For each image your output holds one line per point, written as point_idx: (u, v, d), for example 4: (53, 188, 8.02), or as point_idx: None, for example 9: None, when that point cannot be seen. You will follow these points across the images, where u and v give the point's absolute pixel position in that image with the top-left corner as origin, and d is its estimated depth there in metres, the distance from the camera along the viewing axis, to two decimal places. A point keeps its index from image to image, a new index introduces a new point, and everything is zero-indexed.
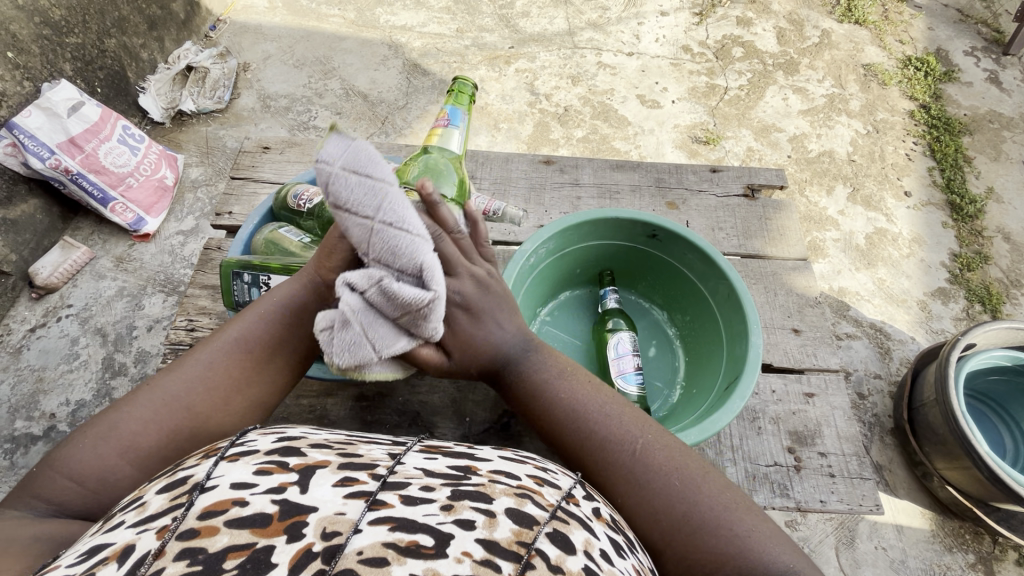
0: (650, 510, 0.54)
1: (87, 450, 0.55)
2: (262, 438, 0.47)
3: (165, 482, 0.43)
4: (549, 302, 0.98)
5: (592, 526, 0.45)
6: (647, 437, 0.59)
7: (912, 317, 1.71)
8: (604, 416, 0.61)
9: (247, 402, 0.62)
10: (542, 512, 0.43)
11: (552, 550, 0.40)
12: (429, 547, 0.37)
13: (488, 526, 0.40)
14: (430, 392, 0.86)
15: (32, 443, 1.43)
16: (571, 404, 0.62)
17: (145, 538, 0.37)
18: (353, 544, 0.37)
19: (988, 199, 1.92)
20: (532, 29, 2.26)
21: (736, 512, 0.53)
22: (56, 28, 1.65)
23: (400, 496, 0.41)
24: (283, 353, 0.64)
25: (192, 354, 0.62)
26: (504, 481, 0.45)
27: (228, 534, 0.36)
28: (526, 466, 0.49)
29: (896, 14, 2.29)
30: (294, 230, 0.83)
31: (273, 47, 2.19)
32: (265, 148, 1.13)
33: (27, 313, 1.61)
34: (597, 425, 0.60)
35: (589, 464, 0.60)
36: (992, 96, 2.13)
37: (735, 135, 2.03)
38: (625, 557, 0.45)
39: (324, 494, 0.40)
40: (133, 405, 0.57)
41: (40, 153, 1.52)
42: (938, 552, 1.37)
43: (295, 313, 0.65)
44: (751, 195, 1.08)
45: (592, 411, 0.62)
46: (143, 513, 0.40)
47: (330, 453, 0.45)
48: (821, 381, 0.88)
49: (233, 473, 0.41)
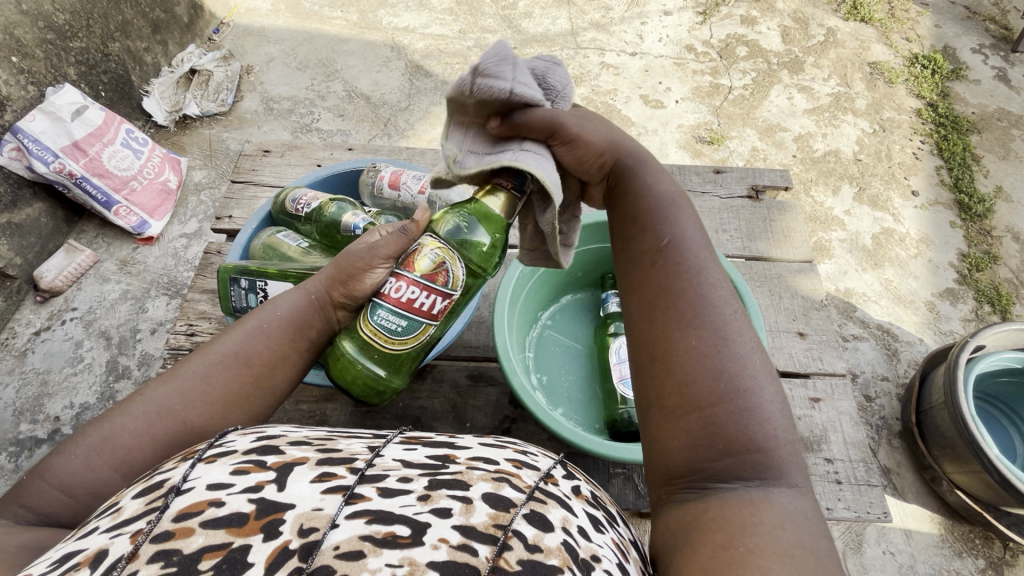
0: (709, 368, 0.47)
1: (77, 464, 0.54)
2: (241, 438, 0.46)
3: (143, 486, 0.42)
4: (551, 305, 0.97)
5: (571, 504, 0.44)
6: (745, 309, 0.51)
7: (920, 318, 1.69)
8: (712, 263, 0.54)
9: (245, 415, 0.62)
10: (519, 494, 0.42)
11: (528, 531, 0.39)
12: (406, 536, 0.37)
13: (464, 512, 0.39)
14: (429, 397, 0.85)
15: (37, 446, 1.43)
16: (680, 237, 0.56)
17: (119, 542, 0.37)
18: (329, 539, 0.36)
19: (997, 198, 1.90)
20: (535, 29, 2.25)
21: (788, 419, 0.46)
22: (61, 32, 1.66)
23: (377, 488, 0.40)
24: (282, 367, 0.65)
25: (188, 364, 0.61)
26: (481, 466, 0.44)
27: (204, 535, 0.36)
28: (505, 450, 0.48)
29: (903, 12, 2.27)
30: (292, 234, 0.83)
31: (275, 49, 2.20)
32: (265, 151, 1.12)
33: (32, 317, 1.61)
34: (703, 267, 0.53)
35: (673, 289, 0.52)
36: (1000, 94, 2.11)
37: (740, 135, 2.01)
38: (605, 531, 0.44)
39: (301, 491, 0.39)
40: (127, 417, 0.56)
41: (44, 157, 1.52)
42: (948, 556, 1.35)
43: (299, 328, 0.66)
44: (755, 197, 1.06)
45: (702, 261, 0.54)
46: (117, 518, 0.39)
47: (308, 449, 0.44)
48: (827, 386, 0.87)
49: (209, 474, 0.41)
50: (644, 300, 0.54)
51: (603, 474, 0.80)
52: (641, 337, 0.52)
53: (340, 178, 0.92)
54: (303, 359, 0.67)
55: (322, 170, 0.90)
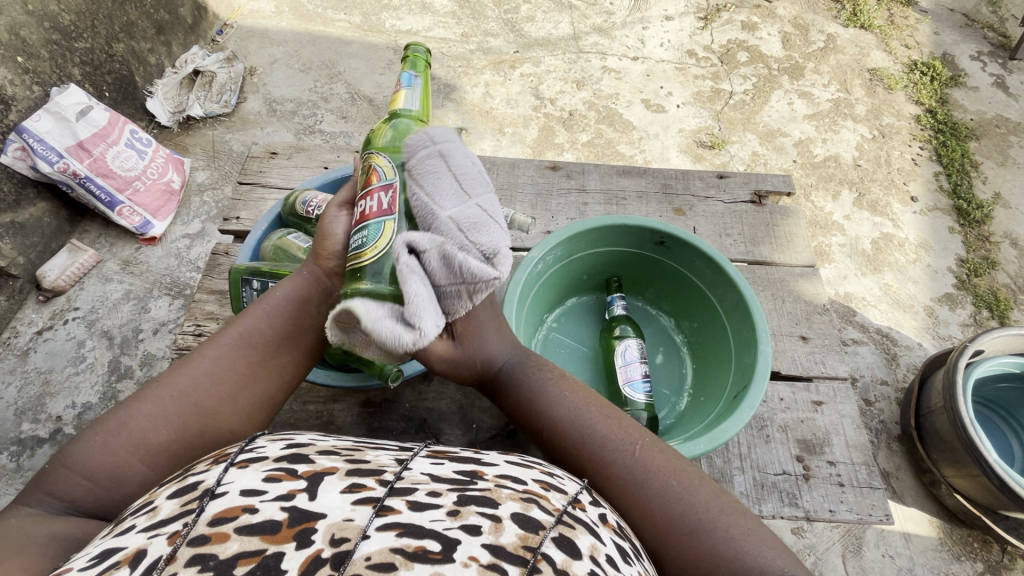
0: (646, 511, 0.55)
1: (96, 447, 0.55)
2: (271, 444, 0.47)
3: (177, 486, 0.43)
4: (556, 308, 0.98)
5: (599, 532, 0.45)
6: (643, 442, 0.60)
7: (919, 323, 1.70)
8: (598, 424, 0.62)
9: (253, 397, 0.63)
10: (548, 516, 0.43)
11: (558, 555, 0.40)
12: (437, 552, 0.37)
13: (495, 531, 0.40)
14: (436, 398, 0.86)
15: (38, 446, 1.43)
16: (563, 415, 0.64)
17: (156, 543, 0.37)
18: (360, 551, 0.37)
19: (995, 205, 1.92)
20: (537, 33, 2.27)
21: (732, 514, 0.54)
22: (66, 32, 1.66)
23: (407, 502, 0.41)
24: (288, 346, 0.66)
25: (198, 351, 0.63)
26: (510, 485, 0.45)
27: (238, 540, 0.37)
28: (532, 470, 0.49)
29: (902, 19, 2.29)
30: (302, 236, 0.84)
31: (279, 51, 2.20)
32: (272, 153, 1.13)
33: (34, 316, 1.61)
34: (590, 431, 0.62)
35: (580, 466, 0.61)
36: (998, 101, 2.12)
37: (740, 140, 2.03)
38: (631, 564, 0.45)
39: (332, 501, 0.40)
40: (142, 402, 0.58)
41: (48, 157, 1.52)
42: (947, 559, 1.36)
43: (301, 305, 0.67)
44: (758, 202, 1.08)
45: (590, 427, 0.62)
46: (155, 517, 0.40)
47: (338, 460, 0.45)
48: (830, 389, 0.88)
49: (242, 479, 0.41)
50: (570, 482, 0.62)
51: None
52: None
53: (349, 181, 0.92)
54: (309, 335, 0.67)
55: (331, 173, 0.91)
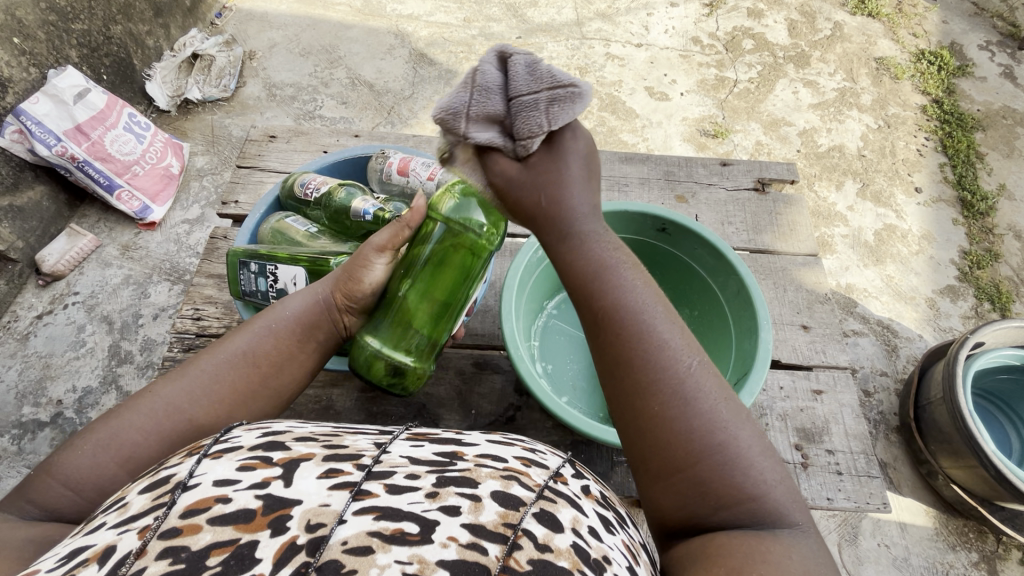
0: (682, 430, 0.47)
1: (85, 457, 0.55)
2: (247, 434, 0.46)
3: (149, 481, 0.43)
4: (556, 295, 0.98)
5: (581, 504, 0.45)
6: (701, 357, 0.50)
7: (921, 314, 1.69)
8: (659, 318, 0.51)
9: (251, 414, 0.63)
10: (528, 493, 0.42)
11: (538, 530, 0.40)
12: (415, 534, 0.37)
13: (473, 510, 0.39)
14: (435, 384, 0.86)
15: (39, 430, 1.43)
16: (628, 300, 0.51)
17: (126, 538, 0.37)
18: (336, 535, 0.36)
19: (1000, 196, 1.90)
20: (540, 18, 2.24)
21: (771, 456, 0.47)
22: (63, 14, 1.64)
23: (385, 485, 0.40)
24: (287, 367, 0.66)
25: (196, 363, 0.61)
26: (490, 464, 0.44)
27: (211, 531, 0.36)
28: (513, 448, 0.49)
29: (911, 7, 2.26)
30: (301, 219, 0.83)
31: (278, 35, 2.18)
32: (271, 136, 1.12)
33: (34, 300, 1.61)
34: (649, 324, 0.50)
35: (624, 359, 0.50)
36: (1006, 91, 2.10)
37: (744, 129, 2.01)
38: (614, 533, 0.45)
39: (307, 487, 0.40)
40: (136, 413, 0.57)
41: (46, 140, 1.51)
42: (941, 549, 1.37)
43: (306, 330, 0.68)
44: (761, 189, 1.06)
45: (652, 313, 0.51)
46: (125, 514, 0.40)
47: (314, 445, 0.45)
48: (829, 377, 0.87)
49: (215, 470, 0.41)
50: (602, 369, 0.52)
51: (607, 464, 0.81)
52: (611, 403, 0.51)
53: (348, 165, 0.92)
54: (310, 360, 0.68)
55: (330, 155, 0.90)
